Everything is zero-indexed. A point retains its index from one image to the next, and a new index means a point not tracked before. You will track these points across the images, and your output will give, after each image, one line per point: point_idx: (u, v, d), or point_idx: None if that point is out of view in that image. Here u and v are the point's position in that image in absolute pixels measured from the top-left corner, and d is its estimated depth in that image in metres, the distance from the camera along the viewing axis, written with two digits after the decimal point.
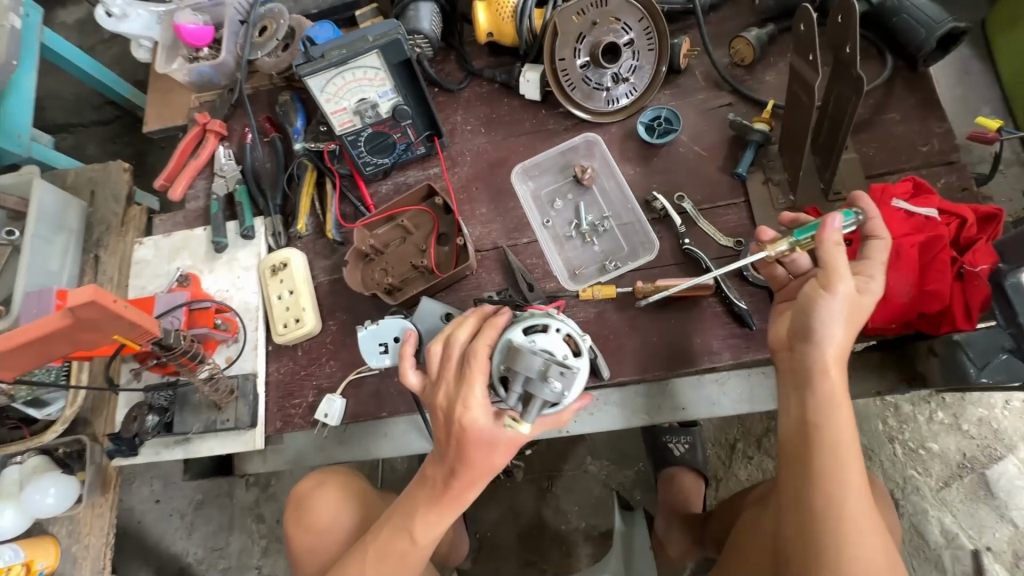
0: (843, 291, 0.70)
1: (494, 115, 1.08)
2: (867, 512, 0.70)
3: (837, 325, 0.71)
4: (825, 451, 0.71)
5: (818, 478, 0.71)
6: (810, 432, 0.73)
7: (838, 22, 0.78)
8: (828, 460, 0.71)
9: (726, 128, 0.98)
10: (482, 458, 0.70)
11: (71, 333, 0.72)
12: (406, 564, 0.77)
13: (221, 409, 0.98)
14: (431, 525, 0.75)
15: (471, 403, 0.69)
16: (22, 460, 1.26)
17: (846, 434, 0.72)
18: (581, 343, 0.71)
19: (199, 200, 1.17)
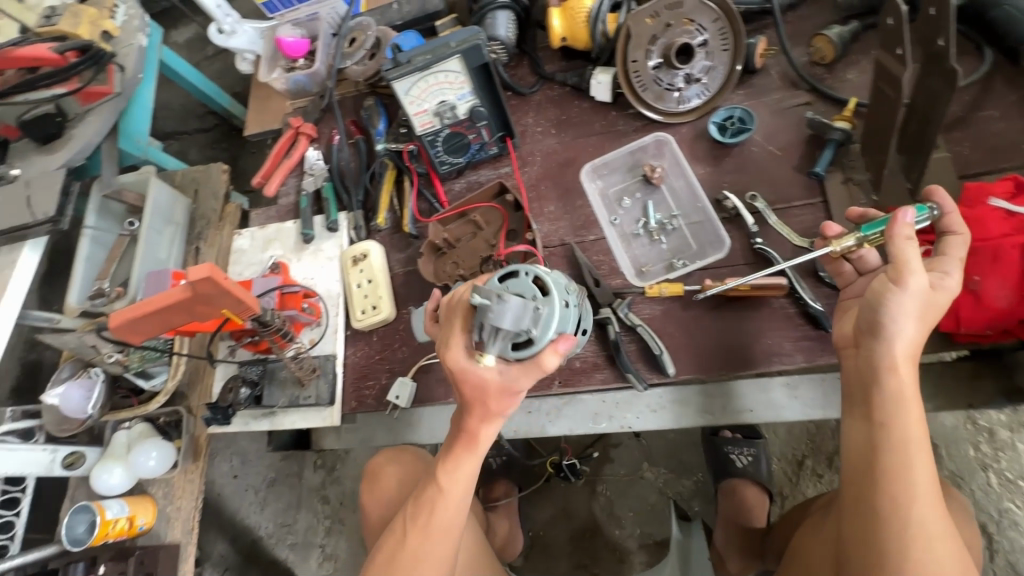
0: (915, 287, 0.67)
1: (564, 117, 1.12)
2: (937, 517, 0.67)
3: (908, 322, 0.68)
4: (890, 450, 0.69)
5: (883, 477, 0.69)
6: (877, 432, 0.71)
7: (930, 15, 0.75)
8: (895, 460, 0.69)
9: (804, 127, 0.96)
10: (473, 391, 0.72)
11: (190, 305, 0.81)
12: (434, 511, 0.84)
13: (304, 386, 1.06)
14: (457, 474, 0.82)
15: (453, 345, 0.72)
16: (130, 426, 1.42)
17: (914, 434, 0.69)
18: (548, 281, 0.71)
19: (290, 196, 1.28)
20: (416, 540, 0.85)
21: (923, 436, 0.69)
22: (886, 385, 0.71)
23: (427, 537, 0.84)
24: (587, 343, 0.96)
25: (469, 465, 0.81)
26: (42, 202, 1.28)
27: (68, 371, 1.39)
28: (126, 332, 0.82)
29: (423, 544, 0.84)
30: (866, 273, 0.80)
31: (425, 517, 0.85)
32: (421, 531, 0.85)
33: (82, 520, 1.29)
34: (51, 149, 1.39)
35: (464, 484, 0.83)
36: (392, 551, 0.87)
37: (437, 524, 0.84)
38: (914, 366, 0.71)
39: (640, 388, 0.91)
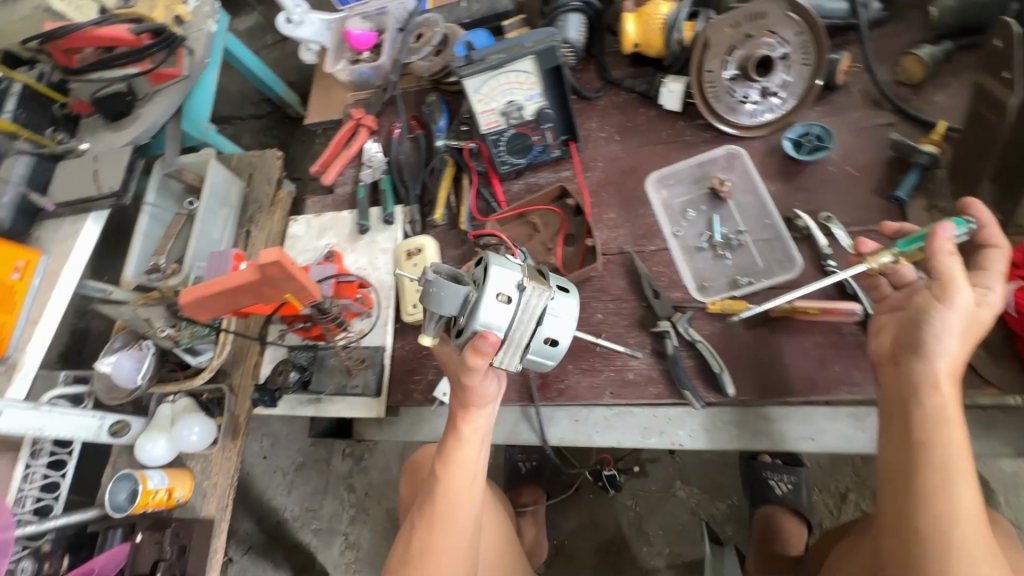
0: (963, 301, 0.67)
1: (629, 124, 1.10)
2: (980, 536, 0.66)
3: (953, 339, 0.69)
4: (931, 467, 0.69)
5: (924, 494, 0.68)
6: (917, 449, 0.71)
7: None
8: (937, 478, 0.68)
9: (886, 148, 0.92)
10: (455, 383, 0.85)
11: (258, 288, 0.82)
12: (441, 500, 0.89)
13: (352, 374, 1.08)
14: (457, 460, 0.89)
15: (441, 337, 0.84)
16: (174, 400, 1.45)
17: (957, 454, 0.69)
18: (491, 272, 0.70)
19: (347, 185, 1.30)
20: (425, 531, 0.88)
21: (965, 453, 0.69)
22: (928, 402, 0.71)
23: (435, 529, 0.88)
24: (642, 355, 0.94)
25: (465, 451, 0.89)
26: (109, 175, 1.30)
27: (121, 341, 1.44)
28: (194, 310, 0.84)
29: (433, 535, 0.88)
30: (901, 287, 0.79)
31: (432, 508, 0.89)
32: (428, 520, 0.89)
33: (124, 488, 1.34)
34: (119, 127, 1.41)
35: (463, 472, 0.89)
36: (407, 545, 0.90)
37: (442, 514, 0.88)
38: (956, 384, 0.71)
39: (697, 406, 0.88)
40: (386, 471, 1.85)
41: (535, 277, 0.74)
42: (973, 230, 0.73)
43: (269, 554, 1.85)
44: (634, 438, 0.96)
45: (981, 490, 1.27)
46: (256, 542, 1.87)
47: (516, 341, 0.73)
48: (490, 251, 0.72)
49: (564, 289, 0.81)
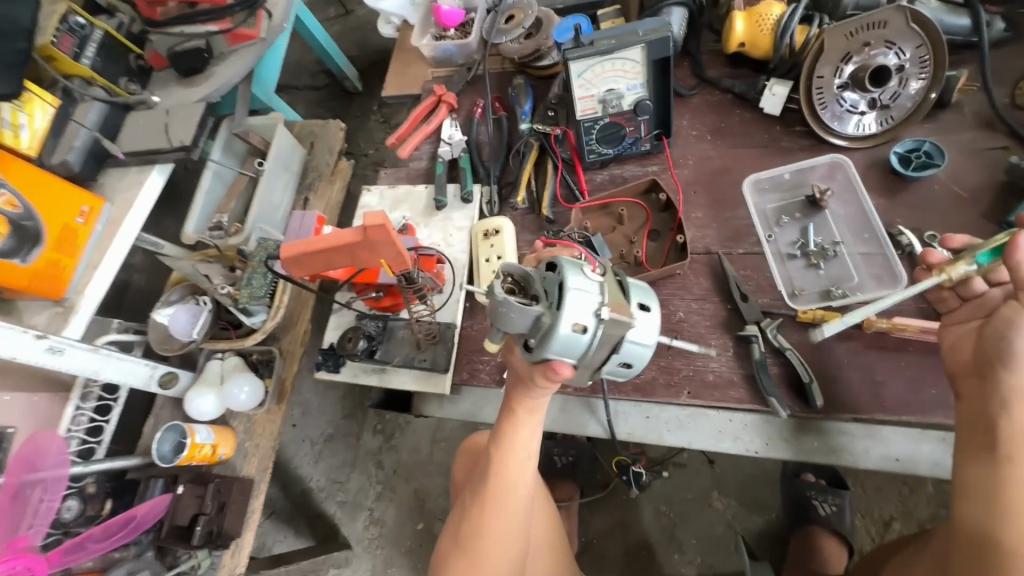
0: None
1: (723, 124, 1.08)
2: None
3: None
4: (1015, 479, 0.71)
5: (1015, 508, 0.70)
6: (1003, 462, 0.71)
7: None
8: (1021, 489, 0.70)
9: (998, 172, 0.90)
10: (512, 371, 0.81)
11: (356, 249, 0.82)
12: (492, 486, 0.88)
13: (421, 349, 1.07)
14: (513, 444, 0.87)
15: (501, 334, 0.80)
16: (224, 358, 1.45)
17: None
18: (567, 299, 0.65)
19: (422, 161, 1.29)
20: (477, 514, 0.88)
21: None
22: (1015, 413, 0.71)
23: (488, 512, 0.88)
24: (723, 357, 0.93)
25: (522, 437, 0.86)
26: (177, 130, 1.21)
27: (177, 294, 1.45)
28: (292, 265, 0.85)
29: (485, 518, 0.87)
30: (971, 299, 0.78)
31: (484, 490, 0.89)
32: (480, 502, 0.88)
33: (169, 438, 1.32)
34: (191, 82, 1.38)
35: (517, 455, 0.87)
36: (457, 525, 0.91)
37: (494, 497, 0.88)
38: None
39: (781, 414, 0.87)
40: (416, 451, 1.85)
41: (615, 300, 0.69)
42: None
43: (292, 520, 1.86)
44: (705, 440, 0.94)
45: None
46: (280, 508, 1.88)
47: (589, 363, 0.72)
48: (570, 271, 0.67)
49: (645, 308, 0.77)
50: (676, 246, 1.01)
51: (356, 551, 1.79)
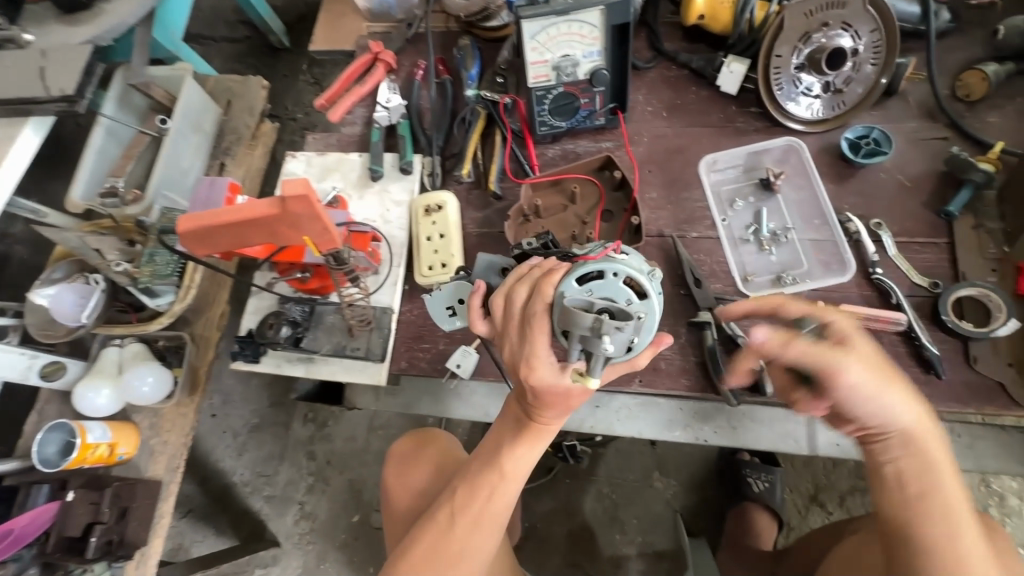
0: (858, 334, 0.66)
1: (679, 102, 1.04)
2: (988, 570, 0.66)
3: (883, 396, 0.66)
4: (937, 515, 0.67)
5: (930, 544, 0.66)
6: (921, 500, 0.68)
7: None
8: (942, 522, 0.67)
9: (938, 162, 0.92)
10: (548, 393, 0.70)
11: (273, 225, 0.70)
12: (492, 500, 0.80)
13: (353, 336, 0.96)
14: (520, 459, 0.79)
15: (537, 365, 0.68)
16: (122, 344, 1.26)
17: (953, 495, 0.68)
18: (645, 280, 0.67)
19: (355, 126, 1.15)
20: (464, 529, 0.80)
21: (965, 498, 0.68)
22: (909, 461, 0.69)
23: (479, 527, 0.80)
24: (675, 345, 0.89)
25: (534, 453, 0.80)
26: (54, 75, 1.02)
27: (61, 272, 1.23)
28: (193, 242, 0.71)
29: (477, 535, 0.80)
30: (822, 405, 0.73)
31: (479, 505, 0.80)
32: (470, 518, 0.80)
33: (55, 440, 1.17)
34: (75, 22, 1.15)
35: (524, 470, 0.81)
36: (435, 541, 0.80)
37: (490, 514, 0.80)
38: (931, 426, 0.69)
39: (731, 402, 0.85)
40: (351, 440, 1.74)
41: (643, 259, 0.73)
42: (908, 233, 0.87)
43: (211, 518, 1.70)
44: (656, 429, 0.92)
45: None
46: (197, 505, 1.71)
47: None
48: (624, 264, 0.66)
49: None
50: (629, 227, 0.96)
51: (284, 547, 1.67)
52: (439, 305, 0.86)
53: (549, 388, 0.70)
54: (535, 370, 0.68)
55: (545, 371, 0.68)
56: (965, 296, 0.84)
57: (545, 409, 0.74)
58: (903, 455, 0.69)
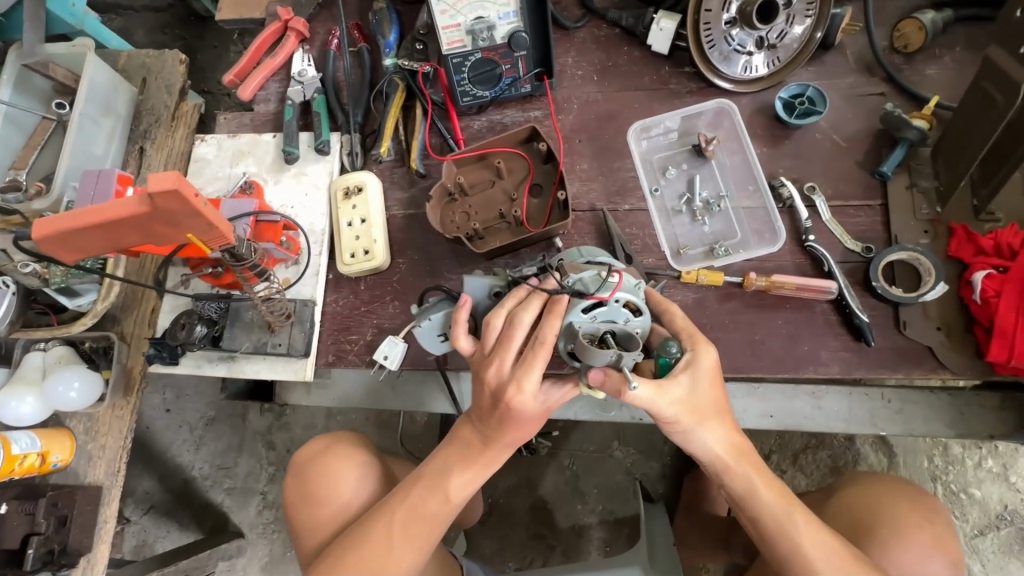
0: (708, 365, 0.73)
1: (610, 64, 0.97)
2: (834, 568, 0.72)
3: (703, 436, 0.75)
4: (770, 524, 0.75)
5: (779, 553, 0.75)
6: (753, 517, 0.77)
7: (1015, 18, 0.68)
8: (774, 527, 0.75)
9: (874, 120, 0.88)
10: (519, 413, 0.71)
11: (146, 223, 0.63)
12: (433, 523, 0.80)
13: (274, 331, 0.91)
14: (467, 482, 0.80)
15: (525, 387, 0.68)
16: (47, 348, 1.17)
17: (768, 494, 0.76)
18: (641, 301, 0.69)
19: (270, 103, 1.07)
20: (402, 549, 0.78)
21: (783, 493, 0.77)
22: (733, 483, 0.77)
23: (413, 546, 0.79)
24: None
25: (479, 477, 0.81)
26: None
27: None
28: (55, 248, 0.64)
29: (414, 557, 0.79)
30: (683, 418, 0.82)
31: (421, 527, 0.79)
32: (406, 536, 0.78)
33: None
34: None
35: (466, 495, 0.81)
36: (371, 562, 0.78)
37: (425, 533, 0.79)
38: (736, 439, 0.77)
39: None
40: (310, 428, 1.70)
41: (633, 276, 0.72)
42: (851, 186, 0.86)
43: (174, 513, 1.67)
44: (589, 410, 0.92)
45: (886, 452, 1.39)
46: (159, 502, 1.68)
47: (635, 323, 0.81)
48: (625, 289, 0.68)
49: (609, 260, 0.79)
50: (559, 202, 0.92)
51: (249, 538, 1.65)
52: (430, 335, 0.81)
53: (522, 409, 0.70)
54: (520, 394, 0.69)
55: (529, 393, 0.69)
56: (896, 261, 0.82)
57: (504, 428, 0.75)
58: (728, 486, 0.77)
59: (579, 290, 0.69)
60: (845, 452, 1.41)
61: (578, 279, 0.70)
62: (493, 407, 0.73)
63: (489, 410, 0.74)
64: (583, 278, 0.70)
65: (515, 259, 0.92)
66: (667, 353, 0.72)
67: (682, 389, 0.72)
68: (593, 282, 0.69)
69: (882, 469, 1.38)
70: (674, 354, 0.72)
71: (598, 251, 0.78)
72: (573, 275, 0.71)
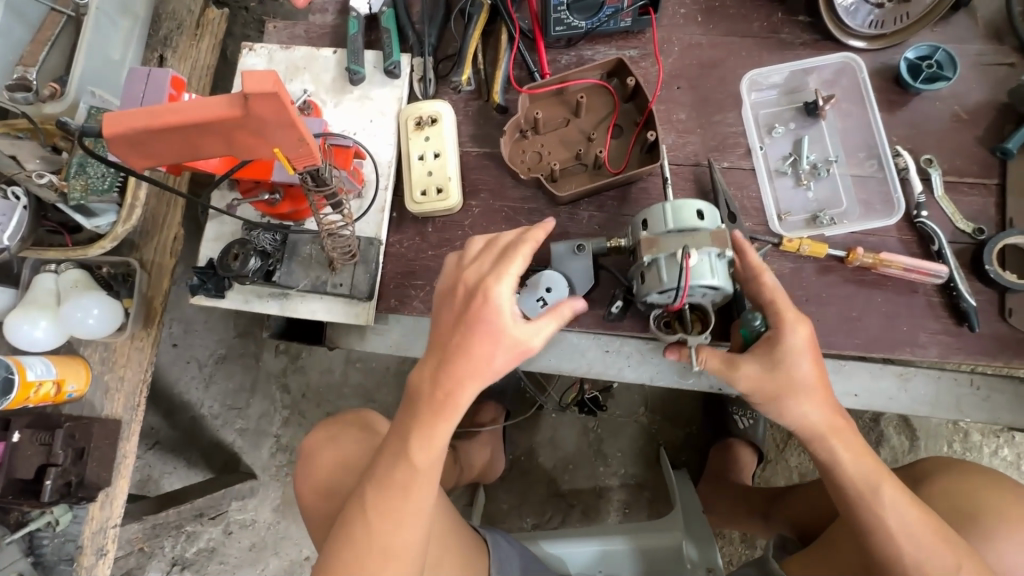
0: (795, 346, 0.69)
1: (716, 4, 0.88)
2: (921, 542, 0.69)
3: (805, 410, 0.70)
4: (855, 493, 0.72)
5: (864, 524, 0.71)
6: (835, 483, 0.73)
7: None
8: (857, 495, 0.71)
9: (998, 93, 0.82)
10: (485, 336, 0.63)
11: (232, 131, 0.54)
12: (408, 495, 0.68)
13: (335, 270, 0.83)
14: (428, 446, 0.67)
15: (502, 283, 0.64)
16: (59, 271, 1.02)
17: (853, 463, 0.72)
18: (718, 280, 0.69)
19: (327, 14, 0.95)
20: (383, 526, 0.68)
21: (868, 459, 0.72)
22: (819, 450, 0.73)
23: (398, 525, 0.68)
24: None
25: (441, 438, 0.67)
26: None
27: None
28: (127, 152, 0.56)
29: (395, 533, 0.68)
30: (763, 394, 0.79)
31: (394, 501, 0.68)
32: (386, 515, 0.68)
33: None
34: None
35: (438, 459, 0.68)
36: (358, 549, 0.68)
37: (409, 508, 0.68)
38: (831, 404, 0.72)
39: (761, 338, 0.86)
40: (327, 372, 1.64)
41: (713, 248, 0.68)
42: (965, 163, 0.81)
43: (181, 450, 1.61)
44: (668, 375, 0.88)
45: (908, 435, 1.40)
46: (164, 437, 1.61)
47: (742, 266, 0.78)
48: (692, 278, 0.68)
49: (701, 212, 0.71)
50: (643, 142, 0.84)
51: (261, 479, 1.61)
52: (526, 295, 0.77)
53: (490, 321, 0.63)
54: (491, 298, 0.63)
55: (505, 297, 0.63)
56: (1010, 244, 0.78)
57: (459, 368, 0.64)
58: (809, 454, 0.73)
59: (655, 278, 0.71)
60: (868, 432, 1.42)
61: (652, 263, 0.71)
62: (454, 325, 0.65)
63: (446, 338, 0.65)
64: (657, 264, 0.70)
65: (601, 212, 0.84)
66: (749, 326, 0.72)
67: (757, 368, 0.69)
68: (667, 270, 0.69)
69: (904, 451, 1.39)
70: (757, 328, 0.72)
71: (686, 207, 0.71)
72: (647, 258, 0.70)
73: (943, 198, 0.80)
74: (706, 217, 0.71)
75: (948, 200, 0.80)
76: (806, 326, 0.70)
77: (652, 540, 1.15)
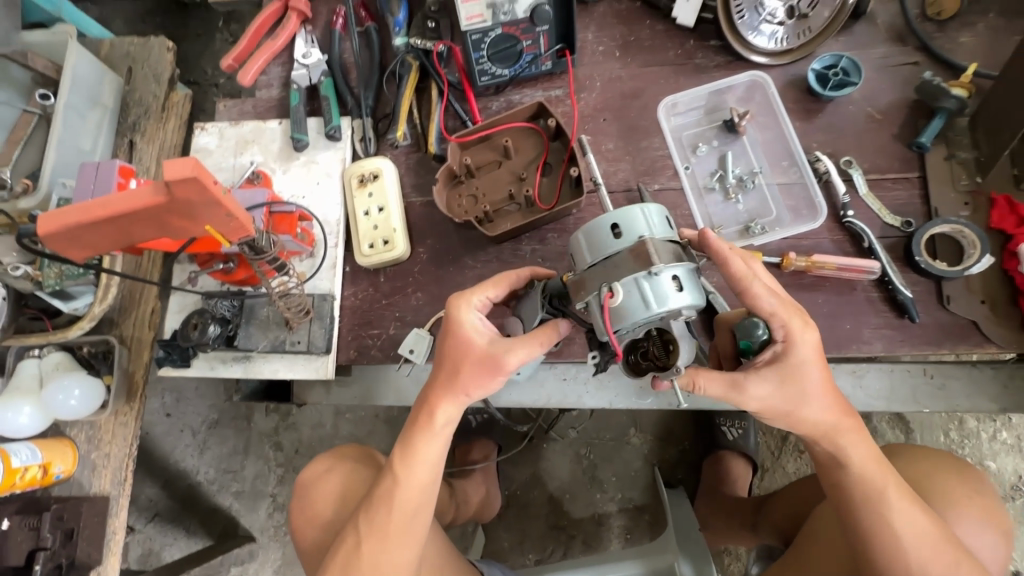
0: (809, 341, 0.66)
1: (632, 38, 0.93)
2: (922, 549, 0.69)
3: (816, 411, 0.68)
4: (858, 496, 0.71)
5: (864, 527, 0.71)
6: (841, 486, 0.72)
7: None
8: (860, 498, 0.71)
9: (907, 90, 0.85)
10: (457, 356, 0.67)
11: (159, 216, 0.59)
12: (395, 513, 0.70)
13: (292, 329, 0.86)
14: (416, 462, 0.70)
15: (472, 301, 0.68)
16: (41, 355, 1.05)
17: (863, 464, 0.71)
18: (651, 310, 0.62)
19: (273, 88, 1.00)
20: (372, 544, 0.70)
21: (876, 459, 0.72)
22: (818, 449, 0.72)
23: (385, 545, 0.70)
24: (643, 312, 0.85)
25: (427, 453, 0.70)
26: None
27: None
28: (69, 248, 0.62)
29: (383, 550, 0.70)
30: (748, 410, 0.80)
31: (383, 517, 0.70)
32: (375, 533, 0.70)
33: None
34: None
35: (427, 477, 0.71)
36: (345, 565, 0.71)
37: (396, 529, 0.70)
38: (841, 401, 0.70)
39: None
40: (318, 427, 1.65)
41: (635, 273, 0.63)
42: (886, 160, 0.84)
43: (180, 520, 1.61)
44: (628, 396, 0.89)
45: (901, 428, 1.37)
46: (163, 508, 1.61)
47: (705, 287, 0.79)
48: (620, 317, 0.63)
49: (617, 233, 0.66)
50: (570, 178, 0.88)
51: (260, 541, 1.60)
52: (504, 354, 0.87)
53: (461, 336, 0.66)
54: (458, 315, 0.67)
55: (470, 315, 0.67)
56: (939, 234, 0.80)
57: (438, 380, 0.68)
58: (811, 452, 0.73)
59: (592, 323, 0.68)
60: None
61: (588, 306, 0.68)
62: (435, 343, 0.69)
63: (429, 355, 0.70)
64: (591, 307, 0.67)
65: (542, 245, 0.87)
66: (752, 336, 0.68)
67: (768, 386, 0.67)
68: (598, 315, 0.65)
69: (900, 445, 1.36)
70: (762, 334, 0.68)
71: (597, 233, 0.67)
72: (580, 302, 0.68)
73: (865, 198, 0.82)
74: (623, 234, 0.66)
75: (871, 198, 0.82)
76: (812, 331, 0.67)
77: (651, 562, 1.14)
